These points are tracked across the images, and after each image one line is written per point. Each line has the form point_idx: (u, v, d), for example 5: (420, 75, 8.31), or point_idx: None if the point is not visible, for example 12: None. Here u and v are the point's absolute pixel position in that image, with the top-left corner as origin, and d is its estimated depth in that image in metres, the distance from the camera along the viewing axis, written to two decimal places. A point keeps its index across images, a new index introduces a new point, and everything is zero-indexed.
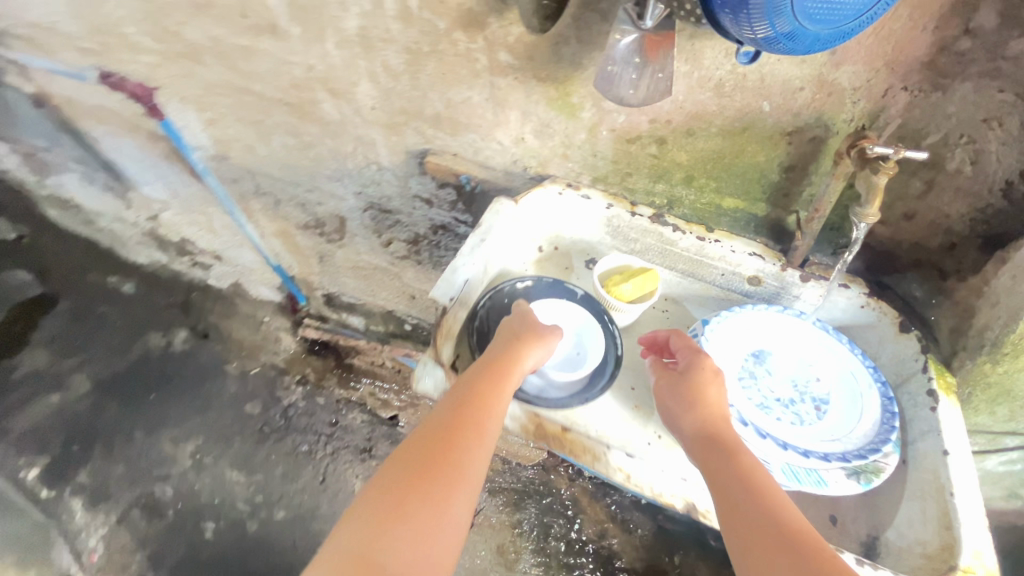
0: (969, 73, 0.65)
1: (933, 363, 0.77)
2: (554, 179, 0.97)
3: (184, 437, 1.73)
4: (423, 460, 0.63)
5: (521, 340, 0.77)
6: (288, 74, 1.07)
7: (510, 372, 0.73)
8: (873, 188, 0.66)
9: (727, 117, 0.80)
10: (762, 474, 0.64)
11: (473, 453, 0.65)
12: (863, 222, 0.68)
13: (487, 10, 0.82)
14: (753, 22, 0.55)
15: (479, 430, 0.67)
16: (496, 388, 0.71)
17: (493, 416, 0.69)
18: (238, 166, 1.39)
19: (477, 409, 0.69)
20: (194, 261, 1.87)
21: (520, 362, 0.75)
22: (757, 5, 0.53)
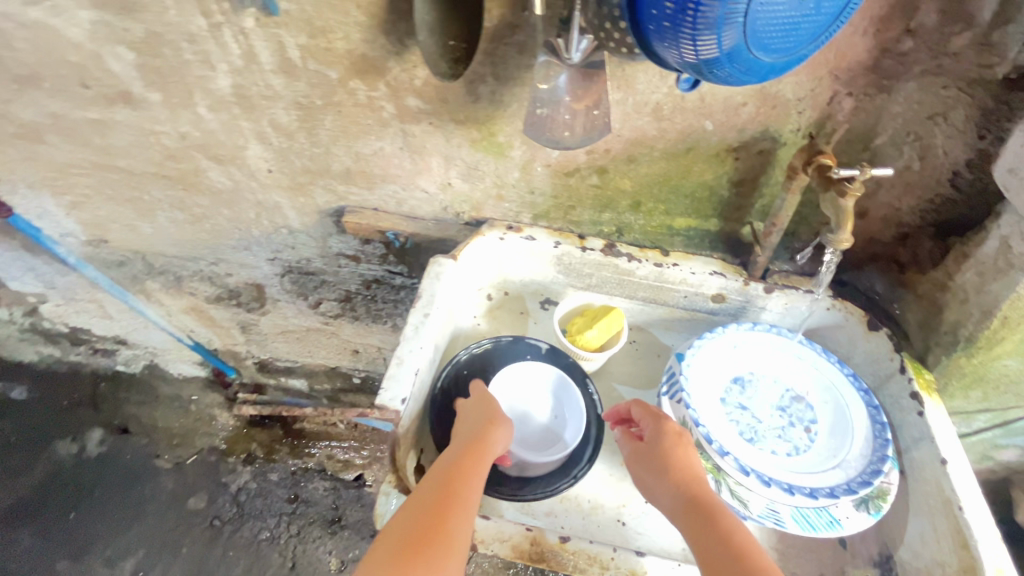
0: (912, 72, 0.62)
1: (910, 362, 0.74)
2: (492, 223, 0.87)
3: (117, 557, 1.49)
4: (398, 552, 0.53)
5: (497, 411, 0.70)
6: (158, 144, 0.89)
7: (489, 448, 0.65)
8: (843, 213, 0.62)
9: (669, 140, 0.73)
10: (752, 545, 0.57)
11: (455, 543, 0.55)
12: (836, 249, 0.64)
13: (384, 54, 0.69)
14: (699, 36, 0.45)
15: (460, 513, 0.58)
16: (476, 464, 0.63)
17: (475, 495, 0.60)
18: (121, 248, 1.19)
19: (456, 489, 0.60)
20: (94, 349, 1.64)
21: (499, 435, 0.67)
22: (705, 16, 0.44)
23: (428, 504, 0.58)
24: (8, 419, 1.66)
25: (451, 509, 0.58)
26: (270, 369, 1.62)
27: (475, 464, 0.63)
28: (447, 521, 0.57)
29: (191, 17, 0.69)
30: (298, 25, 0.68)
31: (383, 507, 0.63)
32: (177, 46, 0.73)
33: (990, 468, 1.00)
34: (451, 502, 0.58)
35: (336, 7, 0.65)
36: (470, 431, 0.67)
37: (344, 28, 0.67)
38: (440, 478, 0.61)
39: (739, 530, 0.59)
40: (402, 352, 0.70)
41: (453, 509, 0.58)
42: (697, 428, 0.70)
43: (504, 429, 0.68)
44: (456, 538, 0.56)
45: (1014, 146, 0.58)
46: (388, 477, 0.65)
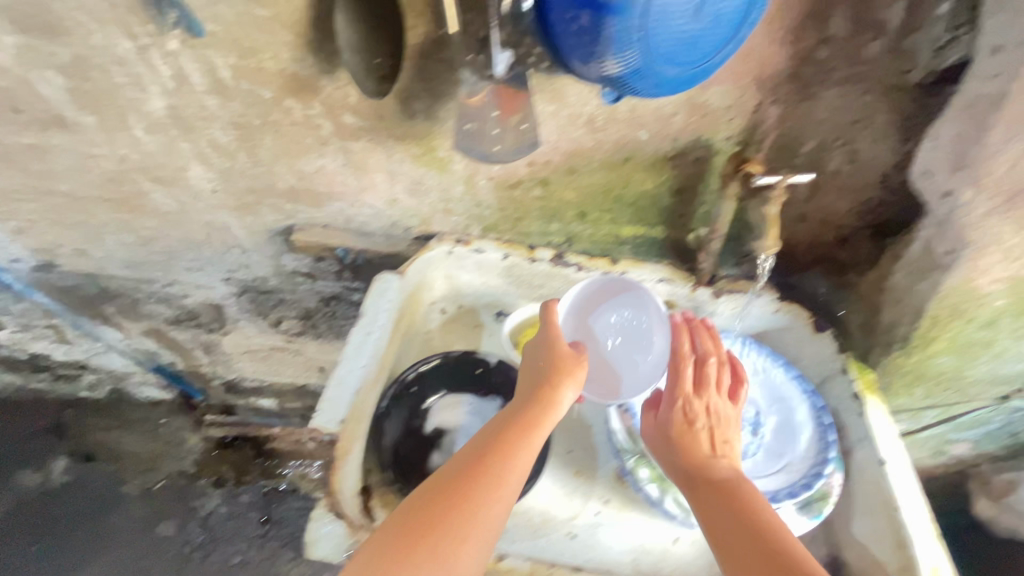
0: (832, 79, 0.62)
1: (851, 362, 0.75)
2: (441, 237, 0.86)
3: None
4: (435, 500, 0.54)
5: (566, 364, 0.67)
6: (98, 168, 0.88)
7: (548, 407, 0.63)
8: (767, 220, 0.65)
9: (606, 151, 0.73)
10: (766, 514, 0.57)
11: (496, 501, 0.55)
12: (765, 256, 0.67)
13: (315, 73, 0.69)
14: (601, 56, 0.46)
15: (505, 471, 0.58)
16: (530, 424, 0.62)
17: (526, 456, 0.59)
18: (73, 272, 1.17)
19: (505, 449, 0.59)
20: (56, 374, 1.59)
21: (563, 391, 0.65)
22: (603, 35, 0.44)
23: (473, 462, 0.58)
24: None
25: (495, 467, 0.57)
26: (238, 390, 1.60)
27: (530, 424, 0.62)
28: (488, 478, 0.57)
29: (117, 40, 0.68)
30: (225, 45, 0.67)
31: (315, 532, 0.61)
32: (106, 69, 0.72)
33: (945, 462, 1.01)
34: (495, 460, 0.58)
35: (262, 26, 0.64)
36: (530, 388, 0.66)
37: (272, 48, 0.66)
38: (488, 438, 0.61)
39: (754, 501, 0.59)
40: (340, 374, 0.70)
41: (497, 467, 0.57)
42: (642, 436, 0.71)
43: (570, 384, 0.65)
44: (497, 495, 0.56)
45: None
46: (321, 500, 0.63)
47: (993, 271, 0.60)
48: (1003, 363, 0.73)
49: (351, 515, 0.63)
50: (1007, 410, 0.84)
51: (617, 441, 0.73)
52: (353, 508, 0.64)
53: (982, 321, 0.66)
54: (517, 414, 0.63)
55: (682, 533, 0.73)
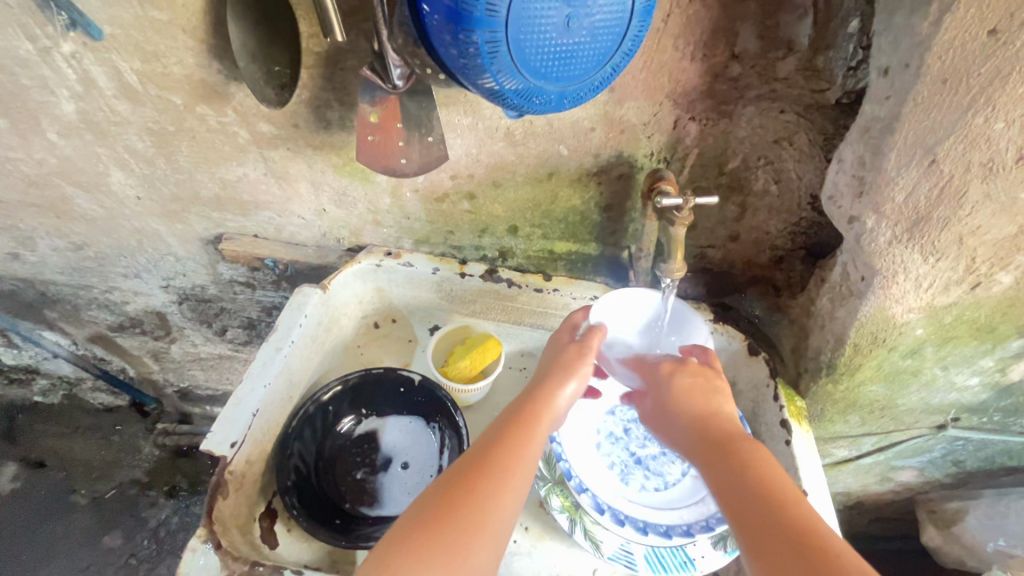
0: (748, 97, 0.61)
1: (782, 389, 0.72)
2: (371, 249, 0.83)
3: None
4: (437, 506, 0.51)
5: (573, 359, 0.65)
6: (18, 172, 0.85)
7: (551, 402, 0.62)
8: (674, 242, 0.62)
9: (530, 165, 0.71)
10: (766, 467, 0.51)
11: (504, 502, 0.53)
12: (671, 279, 0.65)
13: (223, 79, 0.66)
14: (474, 75, 0.45)
15: (509, 470, 0.54)
16: (531, 418, 0.60)
17: (533, 452, 0.57)
18: (8, 278, 1.11)
19: (502, 444, 0.57)
20: (10, 377, 1.43)
21: (563, 383, 0.63)
22: (472, 55, 0.43)
23: (471, 462, 0.55)
24: None
25: (496, 461, 0.54)
26: (192, 397, 1.46)
27: (533, 419, 0.60)
28: (490, 474, 0.54)
29: (18, 42, 0.65)
30: (127, 49, 0.65)
31: (189, 564, 0.58)
32: (11, 71, 0.69)
33: (894, 488, 0.98)
34: (496, 458, 0.55)
35: (162, 31, 0.62)
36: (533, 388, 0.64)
37: (176, 53, 0.64)
38: (487, 438, 0.58)
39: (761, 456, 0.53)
40: (242, 392, 0.68)
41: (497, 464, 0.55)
42: (560, 462, 0.68)
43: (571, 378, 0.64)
44: (504, 493, 0.53)
45: (831, 176, 0.59)
46: (200, 529, 0.60)
47: (906, 299, 0.58)
48: (933, 392, 0.71)
49: (232, 546, 0.60)
50: (946, 439, 0.82)
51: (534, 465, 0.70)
52: (236, 540, 0.62)
53: (905, 349, 0.64)
54: (519, 409, 0.61)
55: (600, 564, 0.67)
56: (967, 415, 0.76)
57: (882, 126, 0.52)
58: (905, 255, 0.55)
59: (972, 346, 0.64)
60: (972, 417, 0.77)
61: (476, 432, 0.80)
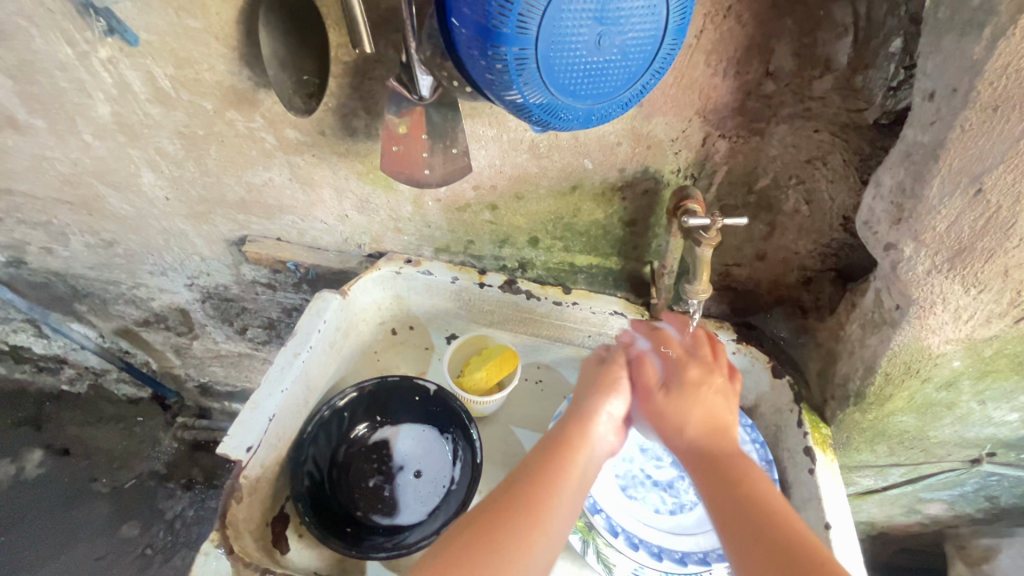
0: (781, 115, 0.59)
1: (807, 415, 0.70)
2: (391, 256, 0.83)
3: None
4: (479, 525, 0.52)
5: (610, 380, 0.65)
6: (54, 170, 0.87)
7: (591, 426, 0.61)
8: (700, 264, 0.61)
9: (553, 178, 0.70)
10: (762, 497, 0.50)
11: (539, 535, 0.52)
12: (695, 299, 0.65)
13: (253, 86, 0.67)
14: (501, 91, 0.44)
15: (545, 503, 0.54)
16: (569, 444, 0.59)
17: (572, 482, 0.56)
18: (41, 271, 1.13)
19: (538, 474, 0.56)
20: (38, 366, 1.43)
21: (602, 407, 0.62)
22: (500, 73, 0.43)
23: (508, 490, 0.55)
24: None
25: (536, 492, 0.54)
26: (212, 392, 1.48)
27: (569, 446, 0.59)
28: (528, 505, 0.53)
29: (58, 46, 0.67)
30: (161, 55, 0.66)
31: (200, 568, 0.58)
32: (51, 75, 0.71)
33: (921, 521, 0.94)
34: (535, 487, 0.55)
35: (195, 38, 0.63)
36: (570, 411, 0.63)
37: (208, 60, 0.65)
38: (520, 469, 0.57)
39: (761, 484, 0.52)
40: (258, 398, 0.68)
41: (533, 496, 0.54)
42: None
43: (611, 400, 0.63)
44: (540, 521, 0.52)
45: (866, 201, 0.57)
46: (213, 533, 0.60)
47: (944, 330, 0.56)
48: (968, 426, 0.68)
49: (243, 551, 0.61)
50: (979, 474, 0.78)
51: None
52: (248, 545, 0.62)
53: (940, 381, 0.61)
54: (559, 434, 0.61)
55: None
56: (1004, 451, 0.73)
57: (926, 152, 0.50)
58: (944, 286, 0.53)
59: (1011, 381, 0.61)
60: (1008, 453, 0.73)
61: (490, 444, 0.79)
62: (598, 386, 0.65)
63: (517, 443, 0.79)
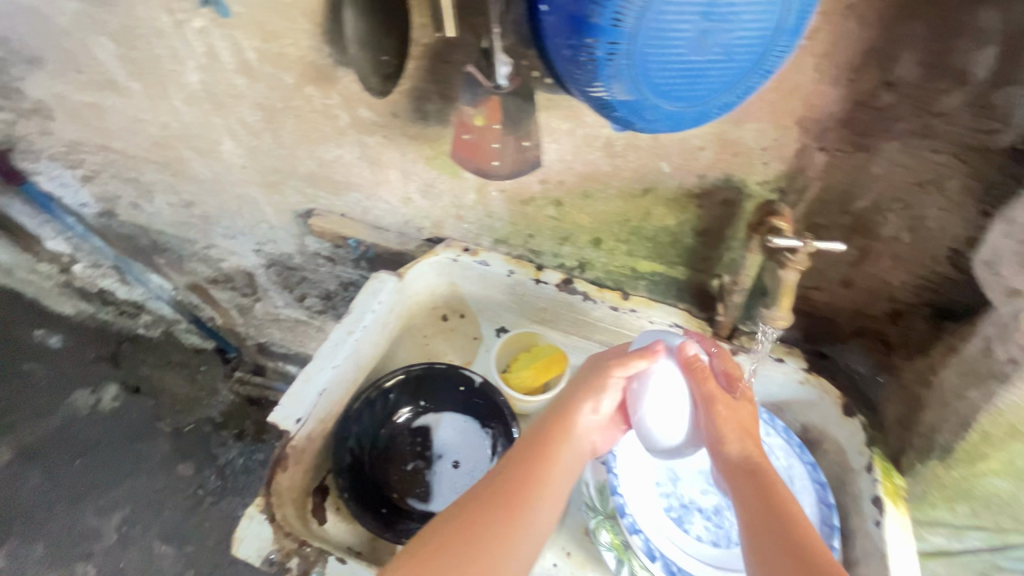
0: (894, 131, 0.53)
1: (878, 461, 0.64)
2: (450, 242, 0.83)
3: (108, 507, 1.40)
4: (456, 519, 0.51)
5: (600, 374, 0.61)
6: (145, 131, 0.92)
7: (569, 426, 0.58)
8: (784, 289, 0.56)
9: (625, 179, 0.67)
10: (802, 526, 0.48)
11: (514, 534, 0.51)
12: (772, 326, 0.59)
13: (332, 62, 0.68)
14: (585, 86, 0.41)
15: (521, 503, 0.52)
16: (545, 445, 0.57)
17: (550, 484, 0.54)
18: (128, 224, 1.20)
19: (515, 473, 0.54)
20: (121, 309, 1.50)
21: (583, 405, 0.59)
22: (585, 66, 0.40)
23: (486, 486, 0.54)
24: (42, 364, 1.57)
25: (511, 493, 0.53)
26: (267, 351, 1.52)
27: (547, 445, 0.57)
28: (502, 504, 0.52)
29: (157, 13, 0.71)
30: (249, 28, 0.68)
31: (243, 531, 0.60)
32: (148, 41, 0.75)
33: None
34: (509, 486, 0.53)
35: (283, 13, 0.64)
36: (551, 408, 0.61)
37: (293, 35, 0.66)
38: (501, 466, 0.56)
39: (796, 521, 0.49)
40: (312, 370, 0.70)
41: (505, 496, 0.52)
42: (613, 496, 0.65)
43: (592, 398, 0.59)
44: (514, 523, 0.51)
45: (995, 238, 0.51)
46: (258, 498, 0.63)
47: None
48: None
49: (284, 520, 0.62)
50: None
51: (586, 494, 0.67)
52: (289, 514, 0.64)
53: None
54: (541, 431, 0.58)
55: None
56: None
57: None
58: None
59: None
60: None
61: None
62: (585, 381, 0.61)
63: None
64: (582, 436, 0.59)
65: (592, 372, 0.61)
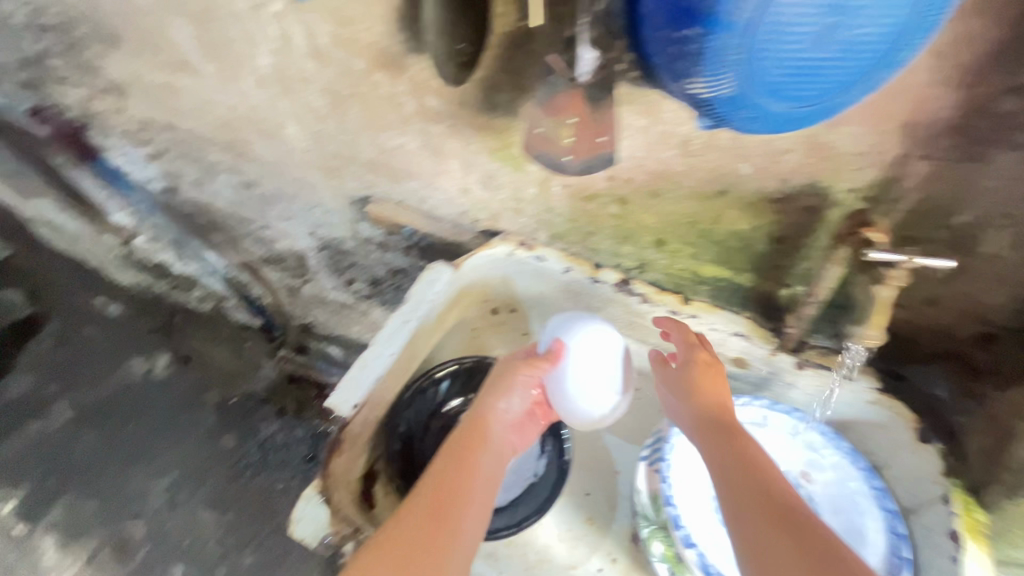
0: (1012, 140, 0.49)
1: (957, 493, 0.60)
2: (506, 235, 0.80)
3: (156, 473, 1.41)
4: (400, 533, 0.53)
5: (507, 377, 0.66)
6: (214, 112, 0.94)
7: (483, 432, 0.62)
8: (881, 307, 0.54)
9: (699, 179, 0.64)
10: (760, 459, 0.56)
11: (450, 539, 0.53)
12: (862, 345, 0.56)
13: (404, 50, 0.68)
14: (693, 80, 0.41)
15: (451, 509, 0.55)
16: (463, 450, 0.60)
17: (474, 486, 0.58)
18: (190, 202, 1.23)
19: (443, 483, 0.57)
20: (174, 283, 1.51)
21: (493, 408, 0.64)
22: (695, 59, 0.40)
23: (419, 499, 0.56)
24: (100, 329, 1.59)
25: (443, 502, 0.55)
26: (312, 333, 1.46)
27: (464, 450, 0.60)
28: (438, 513, 0.54)
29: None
30: (325, 13, 0.69)
31: (299, 511, 0.62)
32: (225, 24, 0.77)
33: None
34: (441, 496, 0.56)
35: None
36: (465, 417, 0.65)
37: (368, 21, 0.67)
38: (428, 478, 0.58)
39: (756, 456, 0.56)
40: (368, 356, 0.70)
41: (438, 506, 0.55)
42: (668, 507, 0.63)
43: (500, 398, 0.65)
44: (451, 528, 0.54)
45: None
46: (316, 481, 0.63)
47: None
48: None
49: (339, 504, 0.64)
50: None
51: (638, 501, 0.66)
52: (343, 498, 0.65)
53: None
54: (457, 438, 0.62)
55: None
56: None
57: None
58: None
59: None
60: None
61: (580, 445, 0.76)
62: (490, 385, 0.66)
63: (608, 450, 0.75)
64: (496, 436, 0.63)
65: (498, 374, 0.66)
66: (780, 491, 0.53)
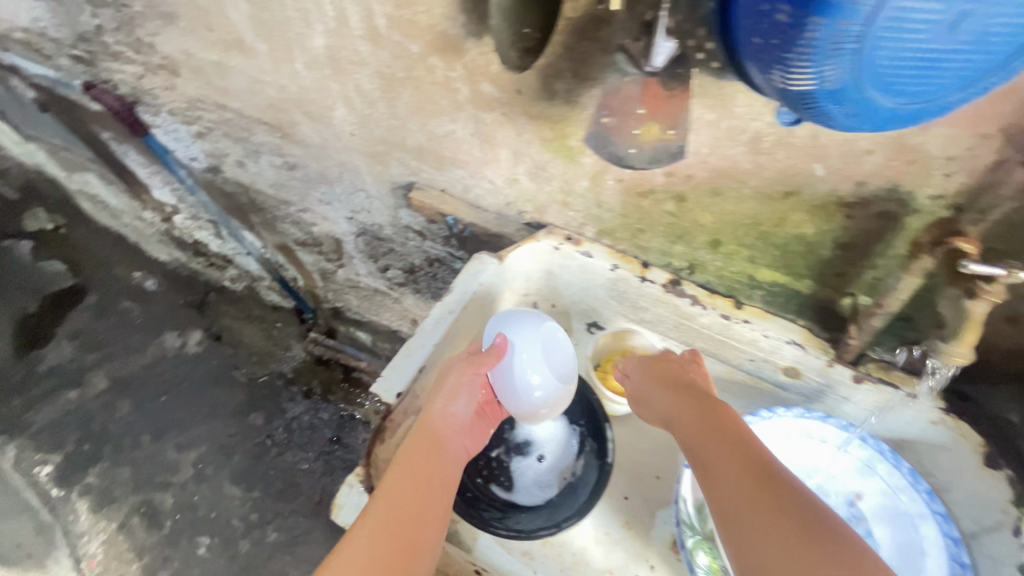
0: None
1: None
2: (551, 229, 0.78)
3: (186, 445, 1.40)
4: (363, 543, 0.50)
5: (452, 379, 0.63)
6: (263, 93, 0.94)
7: (432, 435, 0.59)
8: (971, 323, 0.51)
9: (767, 178, 0.61)
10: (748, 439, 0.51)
11: (414, 540, 0.51)
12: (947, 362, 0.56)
13: (462, 33, 0.67)
14: (805, 69, 0.42)
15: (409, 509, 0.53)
16: (415, 450, 0.58)
17: (431, 486, 0.56)
18: (231, 181, 1.24)
19: (395, 488, 0.54)
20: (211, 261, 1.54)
21: (436, 413, 0.61)
22: (808, 48, 0.41)
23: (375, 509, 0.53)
24: (140, 308, 1.55)
25: (400, 506, 0.53)
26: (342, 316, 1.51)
27: (416, 452, 0.58)
28: (396, 517, 0.52)
29: None
30: None
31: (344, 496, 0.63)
32: (282, 2, 0.76)
33: None
34: (399, 498, 0.53)
35: None
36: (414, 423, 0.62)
37: (428, 1, 0.66)
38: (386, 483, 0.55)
39: (745, 438, 0.51)
40: (412, 344, 0.70)
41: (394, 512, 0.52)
42: None
43: (451, 400, 0.61)
44: (414, 531, 0.52)
45: None
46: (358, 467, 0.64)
47: None
48: None
49: None
50: None
51: (682, 510, 0.63)
52: None
53: None
54: (409, 440, 0.59)
55: None
56: None
57: None
58: None
59: None
60: None
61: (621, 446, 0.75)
62: (438, 383, 0.63)
63: (649, 454, 0.74)
64: (448, 436, 0.60)
65: (445, 374, 0.63)
66: (772, 467, 0.47)
